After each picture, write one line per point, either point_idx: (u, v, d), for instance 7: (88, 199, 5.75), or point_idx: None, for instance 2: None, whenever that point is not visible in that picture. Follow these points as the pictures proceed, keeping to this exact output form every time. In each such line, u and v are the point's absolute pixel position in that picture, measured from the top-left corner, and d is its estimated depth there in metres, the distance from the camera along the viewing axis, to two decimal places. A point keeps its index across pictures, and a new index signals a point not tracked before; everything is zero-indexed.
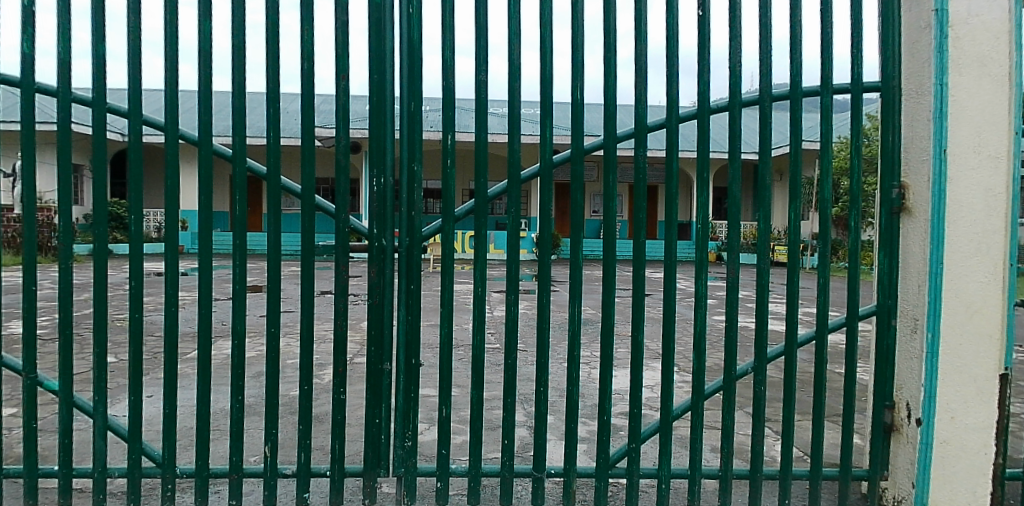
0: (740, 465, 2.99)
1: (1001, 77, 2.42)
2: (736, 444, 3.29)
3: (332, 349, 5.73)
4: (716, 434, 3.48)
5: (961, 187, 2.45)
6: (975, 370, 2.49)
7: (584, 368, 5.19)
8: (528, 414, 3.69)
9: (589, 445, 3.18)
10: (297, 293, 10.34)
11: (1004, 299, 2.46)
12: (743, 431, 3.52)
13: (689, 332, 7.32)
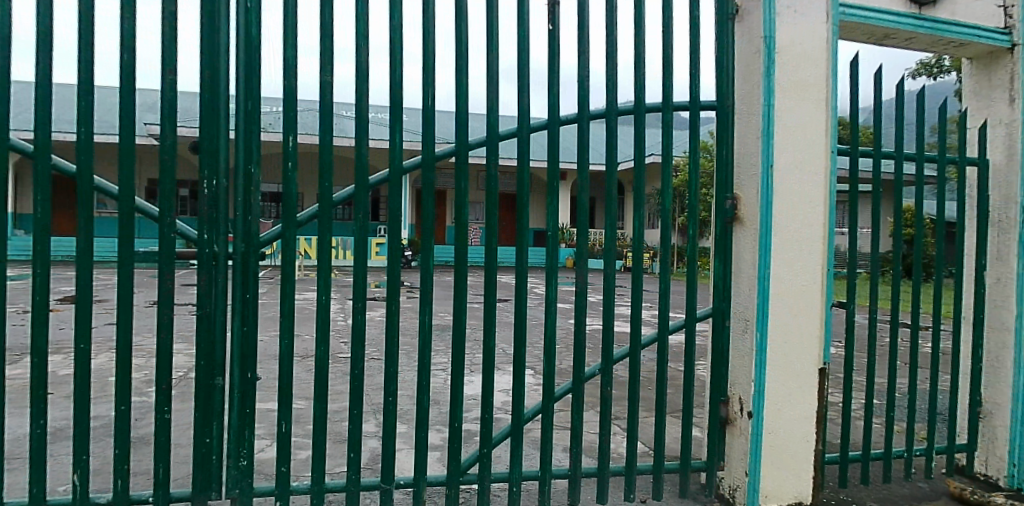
0: (588, 462, 3.09)
1: (820, 101, 2.80)
2: (584, 443, 3.40)
3: (159, 365, 5.22)
4: (567, 433, 3.59)
5: (786, 198, 2.75)
6: (798, 365, 2.76)
7: (441, 374, 5.16)
8: (379, 424, 3.58)
9: (441, 453, 3.13)
10: (119, 304, 9.34)
11: (823, 301, 2.78)
12: (591, 431, 3.66)
13: (542, 336, 7.55)
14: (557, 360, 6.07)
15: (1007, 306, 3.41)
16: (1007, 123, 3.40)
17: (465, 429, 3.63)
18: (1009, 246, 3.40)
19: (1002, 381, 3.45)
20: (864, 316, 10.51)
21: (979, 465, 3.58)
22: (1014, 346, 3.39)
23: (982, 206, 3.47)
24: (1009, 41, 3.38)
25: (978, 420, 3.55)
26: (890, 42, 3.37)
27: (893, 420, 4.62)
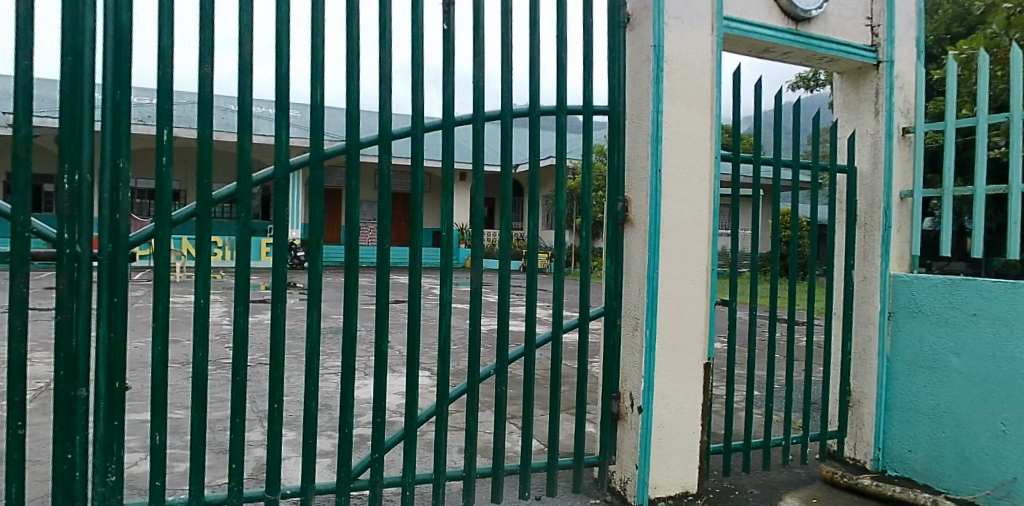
0: (483, 462, 3.11)
1: (705, 108, 2.98)
2: (478, 443, 3.42)
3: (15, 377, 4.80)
4: (462, 434, 3.60)
5: (674, 202, 2.88)
6: (683, 361, 2.90)
7: (336, 378, 5.04)
8: (265, 432, 3.46)
9: (332, 459, 3.06)
10: None
11: (707, 298, 2.95)
12: (486, 430, 3.69)
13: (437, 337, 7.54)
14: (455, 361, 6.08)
15: (871, 302, 3.72)
16: (872, 134, 3.69)
17: (357, 434, 3.56)
18: (874, 245, 3.70)
19: (867, 371, 3.76)
20: (744, 313, 11.19)
21: (850, 449, 3.89)
22: (877, 337, 3.71)
23: (850, 210, 3.75)
24: (875, 58, 3.66)
25: (847, 408, 3.86)
26: (770, 55, 3.58)
27: (770, 410, 4.93)
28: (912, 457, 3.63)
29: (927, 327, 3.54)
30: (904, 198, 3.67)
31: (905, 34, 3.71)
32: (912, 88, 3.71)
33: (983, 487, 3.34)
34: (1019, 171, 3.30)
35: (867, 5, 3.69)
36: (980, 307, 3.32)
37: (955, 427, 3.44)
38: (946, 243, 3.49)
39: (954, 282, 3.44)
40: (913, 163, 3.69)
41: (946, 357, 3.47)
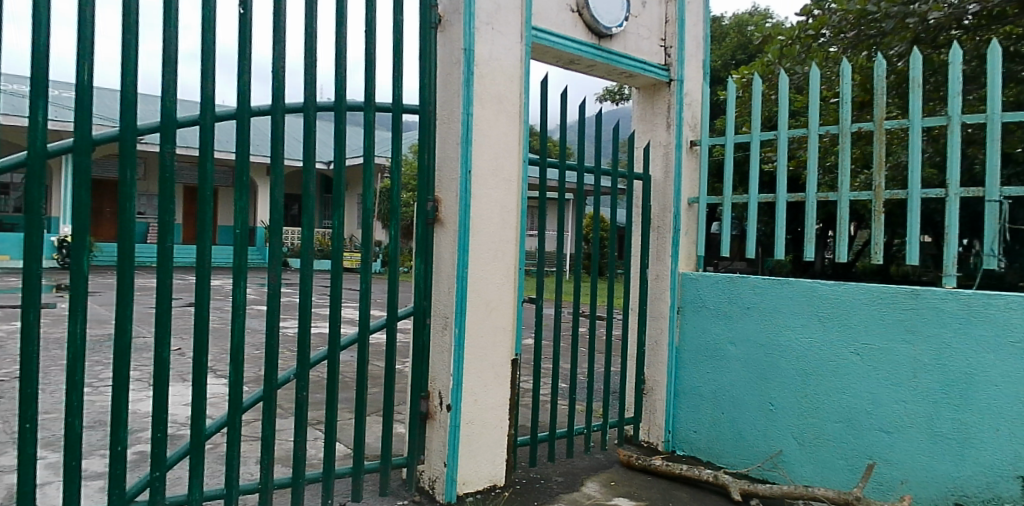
0: (278, 473, 3.10)
1: (513, 112, 3.20)
2: (273, 453, 3.38)
3: None
4: (256, 445, 3.53)
5: (483, 205, 3.08)
6: (490, 357, 3.11)
7: (116, 391, 4.67)
8: (22, 456, 3.14)
9: (104, 482, 2.87)
10: None
11: (514, 297, 3.20)
12: (283, 439, 3.65)
13: (236, 342, 7.21)
14: (259, 367, 5.87)
15: (662, 298, 4.10)
16: (664, 146, 4.05)
17: (135, 452, 3.35)
18: (665, 246, 4.06)
19: (659, 361, 4.15)
20: (560, 311, 11.80)
21: (643, 433, 4.29)
22: (667, 330, 4.10)
23: (645, 215, 4.09)
24: (668, 76, 4.01)
25: (642, 395, 4.25)
26: (575, 66, 3.80)
27: (576, 402, 5.26)
28: (697, 437, 4.05)
29: (708, 319, 3.97)
30: (691, 204, 4.07)
31: (693, 56, 4.09)
32: (699, 105, 4.11)
33: (755, 460, 3.82)
34: (783, 183, 3.77)
35: (662, 27, 4.03)
36: (752, 301, 3.80)
37: (732, 407, 3.90)
38: (725, 244, 3.91)
39: (730, 279, 3.89)
40: (699, 172, 4.09)
41: (725, 346, 3.92)
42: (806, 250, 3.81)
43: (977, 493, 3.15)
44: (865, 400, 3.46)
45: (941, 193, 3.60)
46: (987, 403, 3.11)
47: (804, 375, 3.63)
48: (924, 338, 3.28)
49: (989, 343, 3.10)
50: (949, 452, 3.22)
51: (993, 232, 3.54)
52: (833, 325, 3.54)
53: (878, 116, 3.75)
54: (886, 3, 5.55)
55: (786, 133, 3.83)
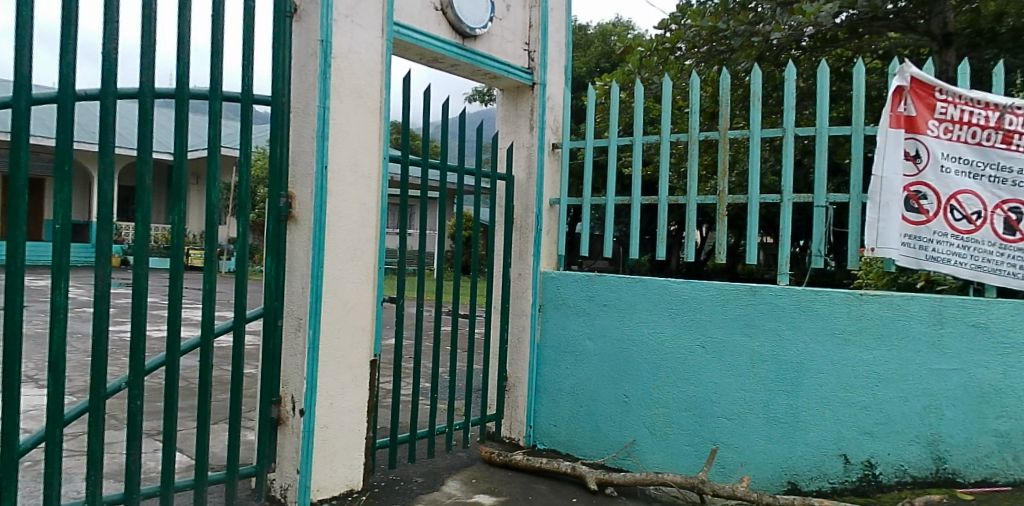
0: (108, 489, 2.95)
1: (372, 108, 3.23)
2: (102, 467, 3.21)
3: None
4: (83, 459, 3.34)
5: (340, 202, 3.09)
6: (347, 358, 3.15)
7: None
8: None
9: None
10: None
11: (373, 299, 3.27)
12: (115, 451, 3.49)
13: (62, 350, 6.65)
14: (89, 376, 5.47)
15: (525, 296, 4.19)
16: (527, 147, 4.13)
17: None
18: (527, 245, 4.16)
19: (521, 357, 4.23)
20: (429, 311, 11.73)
21: (506, 429, 4.33)
22: (529, 327, 4.19)
23: (508, 214, 4.16)
24: (531, 79, 4.11)
25: (504, 392, 4.31)
26: (439, 65, 3.80)
27: (440, 402, 5.25)
28: (556, 431, 4.19)
29: (568, 316, 4.12)
30: (553, 205, 4.20)
31: (555, 62, 4.22)
32: (560, 109, 4.25)
33: (610, 451, 4.01)
34: (637, 186, 3.94)
35: (526, 32, 4.11)
36: (608, 299, 3.99)
37: (589, 401, 4.07)
38: (584, 244, 4.05)
39: (588, 278, 4.05)
40: (561, 174, 4.23)
41: (583, 342, 4.07)
42: (658, 250, 4.01)
43: (805, 471, 3.64)
44: (710, 391, 3.76)
45: (776, 198, 3.96)
46: (817, 389, 3.61)
47: (656, 368, 3.87)
48: (761, 332, 3.67)
49: (818, 335, 3.60)
50: (781, 436, 3.67)
51: (819, 234, 3.92)
52: (682, 321, 3.81)
53: (723, 126, 4.03)
54: (734, 22, 6.00)
55: (640, 138, 4.02)
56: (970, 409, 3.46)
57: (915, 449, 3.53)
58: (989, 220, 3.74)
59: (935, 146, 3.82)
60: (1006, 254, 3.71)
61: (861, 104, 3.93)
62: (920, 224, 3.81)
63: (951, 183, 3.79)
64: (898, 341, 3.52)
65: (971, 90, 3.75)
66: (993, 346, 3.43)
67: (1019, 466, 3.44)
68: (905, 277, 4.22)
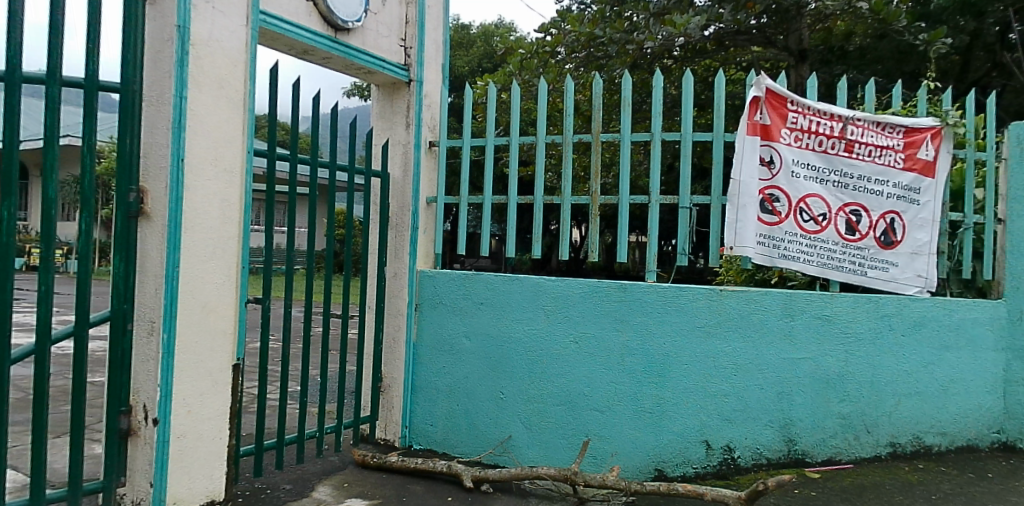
0: None
1: (235, 99, 3.08)
2: None
3: None
4: None
5: (199, 197, 2.92)
6: (207, 362, 2.99)
7: None
8: None
9: None
10: None
11: (235, 300, 3.12)
12: None
13: None
14: None
15: (400, 295, 4.15)
16: (403, 144, 4.10)
17: None
18: (403, 245, 4.13)
19: (396, 357, 4.18)
20: (309, 312, 11.34)
21: (380, 431, 4.27)
22: (405, 327, 4.15)
23: (383, 212, 4.10)
24: (407, 76, 4.08)
25: (379, 393, 4.24)
26: (310, 57, 3.70)
27: (312, 407, 5.08)
28: (432, 430, 4.17)
29: (445, 315, 4.11)
30: (429, 203, 4.20)
31: (432, 59, 4.23)
32: (437, 107, 4.26)
33: (486, 447, 4.04)
34: (513, 185, 3.98)
35: (403, 28, 4.08)
36: (485, 297, 4.02)
37: (466, 399, 4.08)
38: (461, 242, 4.06)
39: (465, 277, 4.07)
40: (437, 173, 4.24)
41: (460, 340, 4.08)
42: (534, 249, 4.09)
43: (671, 459, 3.83)
44: (582, 384, 3.87)
45: (645, 199, 4.14)
46: (682, 379, 3.81)
47: (531, 364, 3.94)
48: (630, 326, 3.83)
49: (683, 328, 3.80)
50: (649, 426, 3.83)
51: (684, 233, 4.11)
52: (556, 317, 3.90)
53: (596, 129, 4.18)
54: (610, 30, 6.49)
55: (517, 138, 4.07)
56: (815, 395, 3.88)
57: (769, 434, 3.85)
58: (833, 221, 4.08)
59: (787, 153, 4.06)
60: (848, 252, 4.09)
61: (722, 113, 4.18)
62: (773, 225, 4.03)
63: (800, 187, 4.06)
64: (754, 333, 3.82)
65: (818, 103, 4.07)
66: (836, 336, 3.89)
67: (857, 446, 3.96)
68: (760, 273, 4.48)
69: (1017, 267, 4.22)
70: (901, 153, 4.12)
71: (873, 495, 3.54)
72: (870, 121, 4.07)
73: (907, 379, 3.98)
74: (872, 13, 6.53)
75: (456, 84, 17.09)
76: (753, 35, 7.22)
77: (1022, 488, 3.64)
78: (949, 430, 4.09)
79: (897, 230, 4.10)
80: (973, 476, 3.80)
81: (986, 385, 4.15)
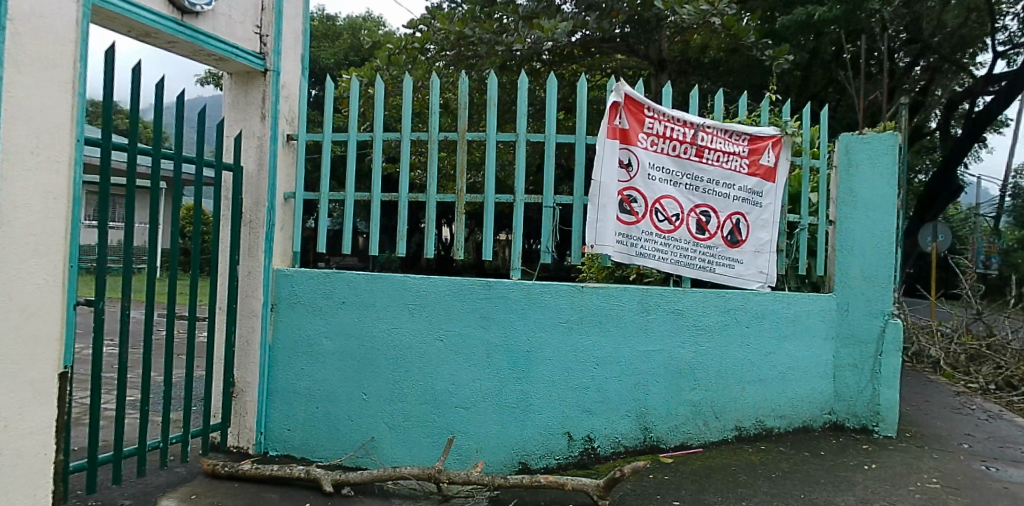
0: None
1: (64, 83, 2.81)
2: None
3: None
4: None
5: (18, 189, 2.64)
6: (29, 371, 2.71)
7: None
8: None
9: None
10: None
11: (63, 303, 2.85)
12: None
13: None
14: None
15: (255, 295, 3.96)
16: (258, 137, 3.96)
17: None
18: (258, 241, 3.97)
19: (250, 360, 3.98)
20: (158, 315, 10.52)
21: (232, 438, 4.05)
22: (260, 328, 3.97)
23: (235, 206, 3.92)
24: (263, 65, 3.93)
25: (231, 398, 4.02)
26: (153, 40, 3.48)
27: (156, 417, 4.72)
28: (290, 435, 4.02)
29: (304, 315, 3.98)
30: (287, 199, 4.07)
31: (291, 49, 4.10)
32: (295, 99, 4.14)
33: (348, 450, 3.96)
34: (378, 182, 3.93)
35: (258, 15, 3.93)
36: (347, 296, 3.93)
37: (327, 402, 3.97)
38: (322, 239, 4.03)
39: (326, 276, 3.95)
40: (296, 167, 4.13)
41: (320, 341, 3.96)
42: (398, 247, 4.05)
43: (535, 451, 3.93)
44: (447, 382, 3.88)
45: (511, 198, 4.20)
46: (545, 374, 3.92)
47: (394, 364, 3.89)
48: (495, 323, 3.88)
49: (546, 324, 3.91)
50: (513, 420, 3.91)
51: (548, 232, 4.23)
52: (420, 316, 3.88)
53: (462, 127, 4.16)
54: (480, 31, 6.69)
55: (381, 134, 4.01)
56: (668, 384, 4.12)
57: (626, 422, 4.05)
58: (685, 221, 4.36)
59: (644, 157, 4.28)
60: (698, 250, 4.37)
61: (583, 116, 4.26)
62: (631, 224, 4.24)
63: (655, 189, 4.30)
64: (612, 328, 3.99)
65: (672, 110, 4.32)
66: (686, 329, 4.15)
67: (706, 431, 4.25)
68: (620, 271, 4.75)
69: (845, 265, 4.54)
70: (745, 159, 4.44)
71: (718, 476, 3.81)
72: (719, 129, 4.37)
73: (749, 367, 4.30)
74: (722, 29, 7.01)
75: (326, 77, 16.58)
76: (617, 44, 7.63)
77: (845, 463, 4.06)
78: (787, 412, 4.46)
79: (742, 230, 4.41)
80: (805, 454, 4.19)
81: (819, 370, 4.53)
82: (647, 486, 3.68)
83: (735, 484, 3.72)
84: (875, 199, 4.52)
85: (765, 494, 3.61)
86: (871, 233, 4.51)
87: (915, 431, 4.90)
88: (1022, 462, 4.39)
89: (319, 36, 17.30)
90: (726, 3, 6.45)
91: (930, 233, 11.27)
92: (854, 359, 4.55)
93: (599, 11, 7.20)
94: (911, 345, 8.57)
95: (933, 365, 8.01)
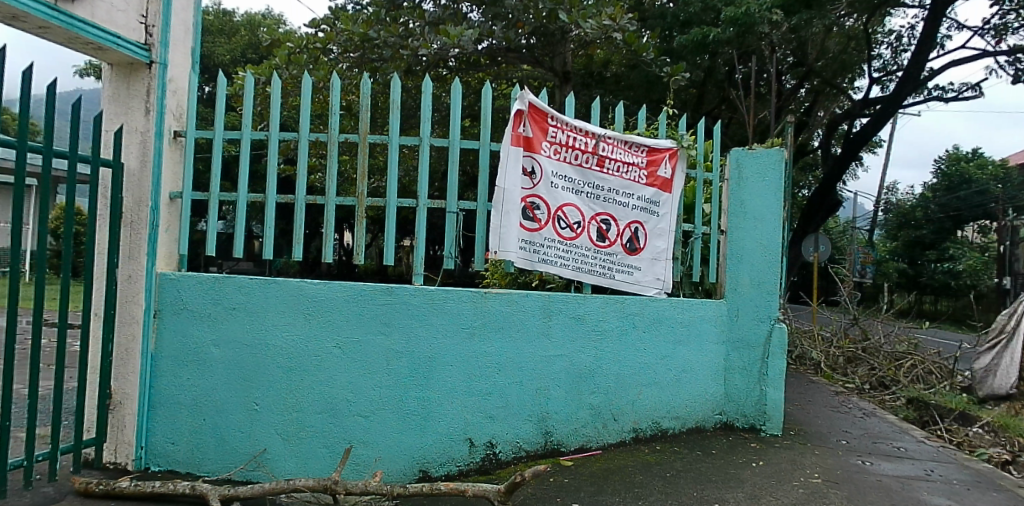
0: None
1: None
2: None
3: None
4: None
5: None
6: None
7: None
8: None
9: None
10: None
11: None
12: None
13: None
14: None
15: (136, 300, 3.72)
16: (141, 132, 3.74)
17: None
18: (139, 242, 3.73)
19: (129, 371, 3.73)
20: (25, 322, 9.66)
21: (108, 454, 3.78)
22: (140, 336, 3.72)
23: (114, 205, 3.68)
24: (148, 57, 3.72)
25: (107, 412, 3.75)
26: (22, 23, 3.23)
27: (19, 433, 4.31)
28: (174, 449, 3.79)
29: (189, 322, 3.77)
30: (173, 199, 3.86)
31: (179, 42, 3.89)
32: (184, 94, 3.93)
33: (237, 463, 3.77)
34: (273, 183, 3.79)
35: (143, 3, 3.72)
36: (238, 302, 3.76)
37: (215, 413, 3.77)
38: (212, 243, 3.86)
39: (215, 280, 3.76)
40: (182, 166, 3.92)
41: (208, 348, 3.76)
42: (294, 252, 3.90)
43: (435, 458, 3.88)
44: (345, 391, 3.78)
45: (413, 203, 4.14)
46: (446, 380, 3.90)
47: (289, 371, 3.75)
48: (396, 329, 3.82)
49: (449, 329, 3.89)
50: (413, 427, 3.85)
51: (451, 238, 4.20)
52: (317, 322, 3.76)
53: (363, 129, 4.08)
54: (385, 34, 6.69)
55: (277, 134, 3.86)
56: (569, 388, 4.20)
57: (528, 427, 4.09)
58: (586, 229, 4.46)
59: (547, 165, 4.34)
60: (599, 256, 4.49)
61: (488, 122, 4.27)
62: (533, 231, 4.29)
63: (558, 197, 4.37)
64: (514, 334, 4.03)
65: (574, 120, 4.41)
66: (586, 334, 4.24)
67: (605, 433, 4.35)
68: (522, 276, 4.80)
69: (736, 272, 4.79)
70: (644, 170, 4.61)
71: (616, 477, 3.91)
72: (619, 140, 4.52)
73: (646, 371, 4.45)
74: (623, 44, 7.25)
75: (219, 73, 15.90)
76: (522, 54, 7.74)
77: (735, 461, 4.27)
78: (681, 414, 4.65)
79: (640, 238, 4.57)
80: (698, 453, 4.38)
81: (710, 373, 4.75)
82: (548, 489, 3.73)
83: (631, 484, 3.82)
84: (763, 210, 4.79)
85: (660, 493, 3.74)
86: (760, 242, 4.78)
87: (799, 429, 5.23)
88: (892, 456, 4.78)
89: (215, 30, 16.59)
90: (627, 20, 6.66)
91: (813, 245, 12.11)
92: (743, 362, 4.81)
93: (505, 21, 7.28)
94: (795, 349, 9.13)
95: (814, 366, 8.58)
